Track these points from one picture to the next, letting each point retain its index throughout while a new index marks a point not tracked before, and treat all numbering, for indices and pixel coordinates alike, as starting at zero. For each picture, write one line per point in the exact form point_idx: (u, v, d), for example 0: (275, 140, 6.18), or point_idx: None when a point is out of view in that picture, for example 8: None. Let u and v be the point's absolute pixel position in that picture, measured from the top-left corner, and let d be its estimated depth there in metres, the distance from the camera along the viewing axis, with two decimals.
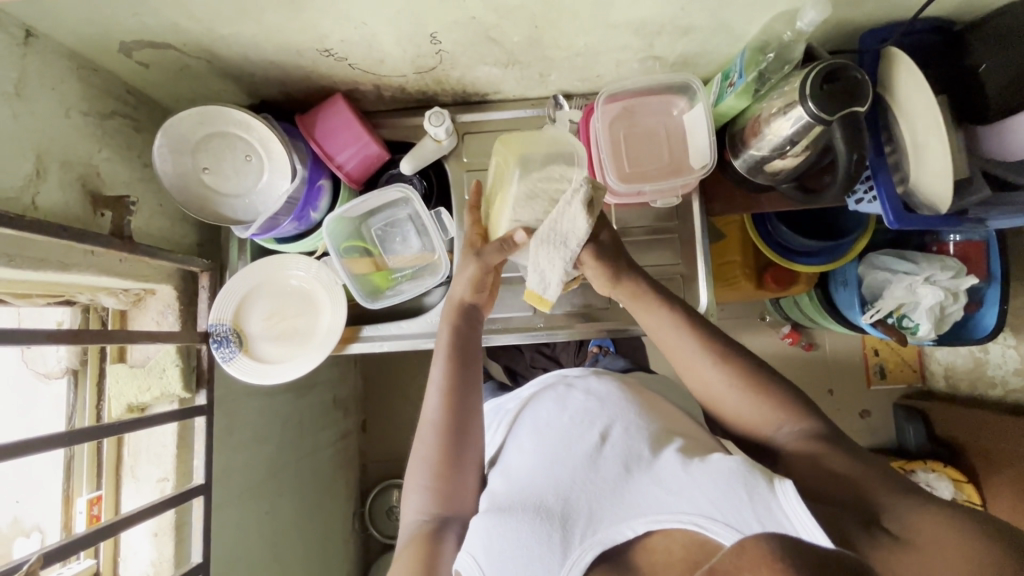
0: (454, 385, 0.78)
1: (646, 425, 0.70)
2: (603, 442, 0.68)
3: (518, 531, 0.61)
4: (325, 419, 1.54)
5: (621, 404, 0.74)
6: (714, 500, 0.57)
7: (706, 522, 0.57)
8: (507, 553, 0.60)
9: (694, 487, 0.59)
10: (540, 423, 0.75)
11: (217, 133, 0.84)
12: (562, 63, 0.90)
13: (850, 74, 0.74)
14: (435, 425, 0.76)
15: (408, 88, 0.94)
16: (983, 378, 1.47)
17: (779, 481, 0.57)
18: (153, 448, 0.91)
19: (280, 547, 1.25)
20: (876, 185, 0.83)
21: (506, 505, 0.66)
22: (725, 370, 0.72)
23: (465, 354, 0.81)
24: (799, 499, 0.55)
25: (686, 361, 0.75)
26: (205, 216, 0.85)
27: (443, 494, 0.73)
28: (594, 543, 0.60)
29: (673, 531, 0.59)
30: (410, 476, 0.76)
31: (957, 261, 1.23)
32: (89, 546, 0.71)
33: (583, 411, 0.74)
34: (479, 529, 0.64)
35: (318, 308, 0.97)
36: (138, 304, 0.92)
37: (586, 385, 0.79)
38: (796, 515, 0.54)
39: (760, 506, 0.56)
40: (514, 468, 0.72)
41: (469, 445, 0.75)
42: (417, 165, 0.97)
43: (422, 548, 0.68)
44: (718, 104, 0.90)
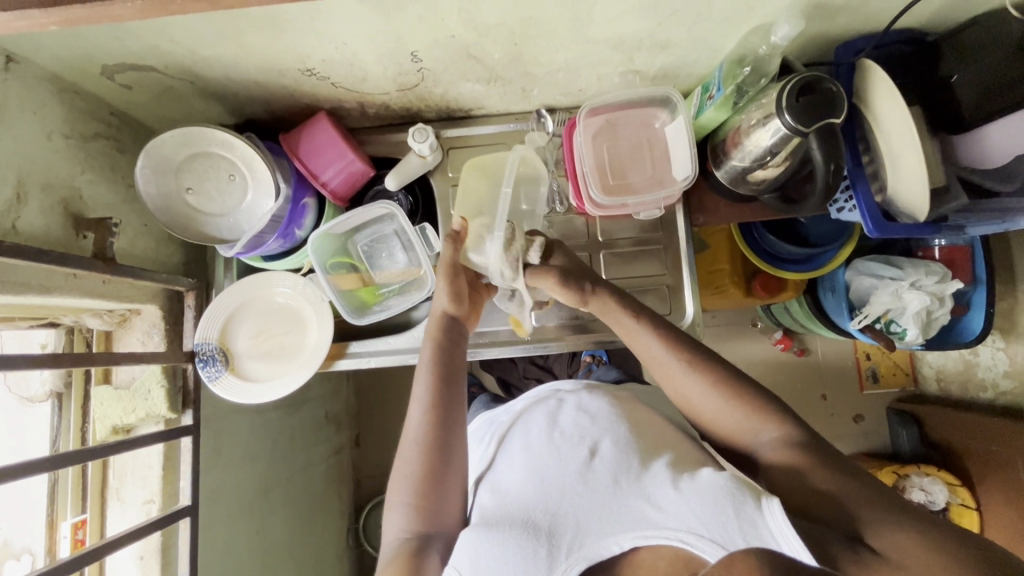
0: (438, 401, 0.76)
1: (636, 440, 0.70)
2: (593, 456, 0.68)
3: (505, 547, 0.61)
4: (318, 435, 1.54)
5: (611, 421, 0.73)
6: (702, 517, 0.57)
7: (693, 539, 0.57)
8: (494, 571, 0.60)
9: (683, 503, 0.59)
10: (531, 437, 0.75)
11: (199, 153, 0.84)
12: (544, 78, 0.91)
13: (825, 86, 0.74)
14: (419, 441, 0.75)
15: (392, 105, 0.95)
16: (974, 382, 1.48)
17: (767, 499, 0.56)
18: (139, 470, 0.90)
19: (271, 566, 1.23)
20: (856, 195, 0.83)
21: (494, 519, 0.66)
22: (708, 379, 0.71)
23: (449, 368, 0.79)
24: (785, 519, 0.55)
25: (668, 373, 0.74)
26: (188, 235, 0.85)
27: (425, 510, 0.72)
28: (579, 558, 0.60)
29: (659, 547, 0.59)
30: (392, 492, 0.74)
31: (942, 266, 1.24)
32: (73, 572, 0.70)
33: (574, 428, 0.73)
34: (466, 544, 0.63)
35: (306, 325, 0.97)
36: (124, 324, 0.92)
37: (577, 400, 0.79)
38: (783, 534, 0.54)
39: (746, 524, 0.56)
40: (503, 483, 0.71)
41: (452, 461, 0.74)
42: (402, 181, 0.97)
43: (403, 566, 0.67)
44: (699, 116, 0.91)
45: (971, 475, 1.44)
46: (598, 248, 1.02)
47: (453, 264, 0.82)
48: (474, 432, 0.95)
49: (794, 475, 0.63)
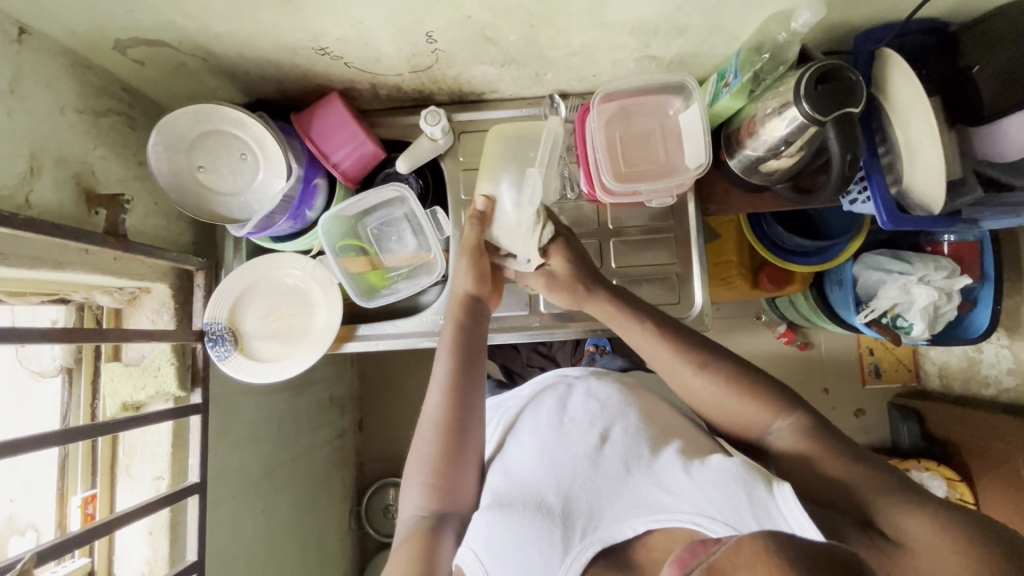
0: (458, 381, 0.78)
1: (645, 427, 0.70)
2: (603, 441, 0.69)
3: (521, 527, 0.62)
4: (321, 418, 1.55)
5: (621, 406, 0.74)
6: (714, 501, 0.57)
7: (705, 521, 0.57)
8: (507, 548, 0.61)
9: (695, 487, 0.59)
10: (540, 421, 0.75)
11: (211, 131, 0.83)
12: (558, 62, 0.90)
13: (845, 75, 0.74)
14: (438, 421, 0.76)
15: (404, 87, 0.94)
16: (976, 378, 1.48)
17: (778, 484, 0.57)
18: (148, 447, 0.90)
19: (275, 545, 1.25)
20: (870, 184, 0.83)
21: (506, 501, 0.67)
22: (716, 380, 0.72)
23: (470, 350, 0.81)
24: (798, 503, 0.55)
25: (677, 375, 0.75)
26: (199, 214, 0.84)
27: (441, 488, 0.73)
28: (593, 541, 0.61)
29: (673, 530, 0.59)
30: (410, 470, 0.76)
31: (952, 261, 1.23)
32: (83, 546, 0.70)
33: (584, 414, 0.74)
34: (481, 523, 0.65)
35: (315, 306, 0.97)
36: (133, 302, 0.92)
37: (586, 386, 0.79)
38: (795, 519, 0.54)
39: (759, 509, 0.56)
40: (513, 466, 0.72)
41: (471, 441, 0.76)
42: (413, 164, 0.97)
43: (421, 545, 0.68)
44: (714, 104, 0.90)
45: (971, 470, 1.46)
46: (607, 235, 1.02)
47: (476, 247, 0.85)
48: None
49: (808, 465, 0.63)
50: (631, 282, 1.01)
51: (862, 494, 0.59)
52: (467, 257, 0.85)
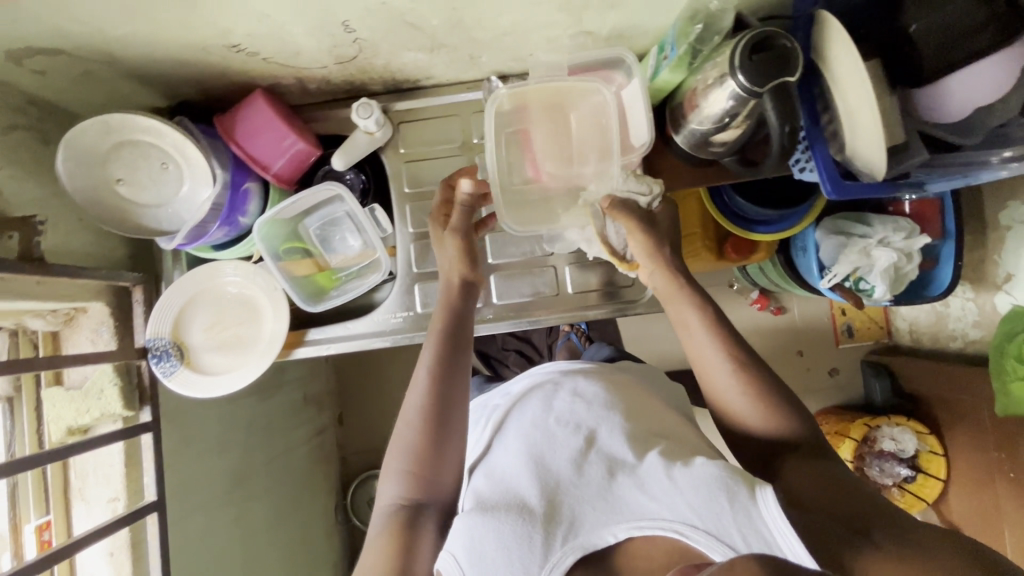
0: (441, 376, 0.74)
1: (631, 428, 0.74)
2: (590, 446, 0.72)
3: (503, 534, 0.63)
4: (297, 418, 1.55)
5: (608, 406, 0.76)
6: (697, 510, 0.62)
7: (687, 530, 0.61)
8: (487, 555, 0.63)
9: (679, 494, 0.63)
10: (528, 423, 0.77)
11: (127, 142, 0.78)
12: (490, 43, 0.86)
13: (781, 42, 0.71)
14: (418, 414, 0.73)
15: (333, 79, 0.90)
16: (944, 332, 1.51)
17: (760, 489, 0.61)
18: (100, 469, 0.88)
19: (254, 549, 1.25)
20: (815, 155, 0.80)
21: (487, 505, 0.68)
22: (742, 380, 0.72)
23: (456, 333, 0.78)
24: (780, 514, 0.59)
25: (710, 366, 0.74)
26: (125, 230, 0.80)
27: (421, 476, 0.72)
28: (573, 548, 0.63)
29: (655, 538, 0.63)
30: (390, 456, 0.74)
31: (910, 221, 1.23)
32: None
33: (569, 414, 0.76)
34: (461, 530, 0.66)
35: (261, 315, 0.94)
36: (70, 323, 0.89)
37: (575, 386, 0.81)
38: (778, 527, 0.59)
39: (743, 516, 0.60)
40: (497, 467, 0.74)
41: (454, 429, 0.74)
42: (350, 161, 0.93)
43: (398, 537, 0.69)
44: (654, 78, 0.87)
45: (940, 423, 1.48)
46: None
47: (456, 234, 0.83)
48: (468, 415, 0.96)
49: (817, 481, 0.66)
50: (583, 266, 0.98)
51: (854, 505, 0.63)
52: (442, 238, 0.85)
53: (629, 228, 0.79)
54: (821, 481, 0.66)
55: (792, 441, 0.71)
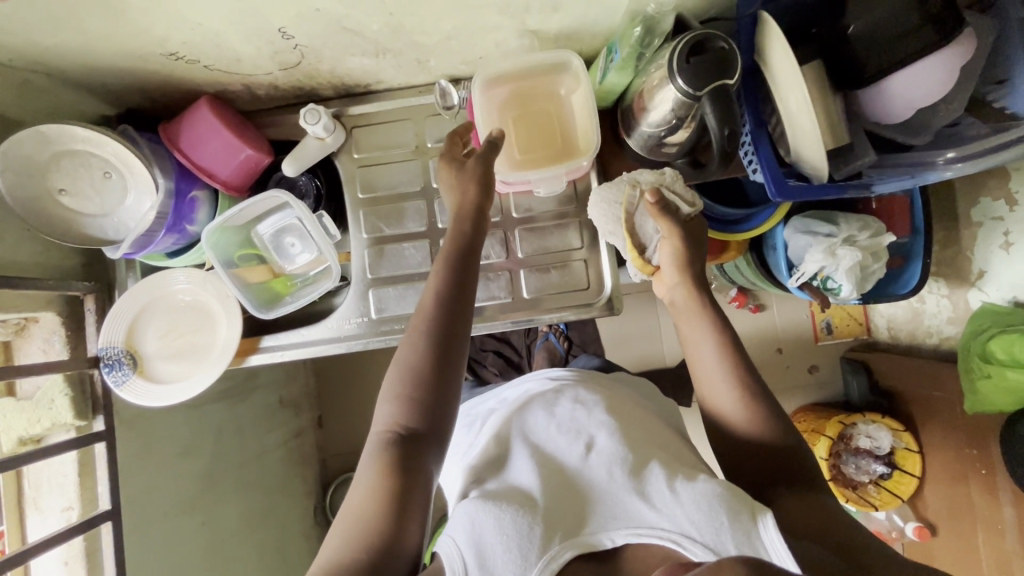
0: (443, 319, 0.72)
1: (631, 435, 0.77)
2: (589, 451, 0.76)
3: (505, 525, 0.67)
4: (271, 421, 1.55)
5: (606, 415, 0.80)
6: (696, 524, 0.64)
7: (685, 541, 0.64)
8: (490, 538, 0.66)
9: (679, 506, 0.66)
10: (532, 430, 0.81)
11: (65, 152, 0.78)
12: (436, 48, 0.85)
13: (717, 44, 0.71)
14: (417, 350, 0.72)
15: (281, 84, 0.89)
16: (921, 329, 1.51)
17: (761, 514, 0.63)
18: (55, 478, 0.88)
19: (225, 553, 1.26)
20: (758, 156, 0.78)
21: (490, 495, 0.72)
22: (740, 396, 0.75)
23: (466, 265, 0.76)
24: (778, 534, 0.61)
25: (711, 381, 0.77)
26: (69, 240, 0.80)
27: (422, 405, 0.70)
28: (571, 545, 0.67)
29: (651, 544, 0.66)
30: (387, 381, 0.73)
31: (879, 222, 1.22)
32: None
33: (571, 421, 0.80)
34: (464, 515, 0.69)
35: (215, 322, 0.94)
36: (21, 333, 0.89)
37: (574, 394, 0.85)
38: (771, 544, 0.61)
39: (739, 531, 0.62)
40: (503, 471, 0.77)
41: (456, 361, 0.72)
42: (301, 167, 0.92)
43: (392, 463, 0.67)
44: (602, 83, 0.86)
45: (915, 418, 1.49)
46: (513, 225, 0.98)
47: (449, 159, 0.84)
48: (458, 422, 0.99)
49: (806, 510, 0.68)
50: (538, 269, 0.97)
51: (832, 527, 0.67)
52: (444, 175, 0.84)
53: (669, 231, 0.79)
54: (806, 505, 0.69)
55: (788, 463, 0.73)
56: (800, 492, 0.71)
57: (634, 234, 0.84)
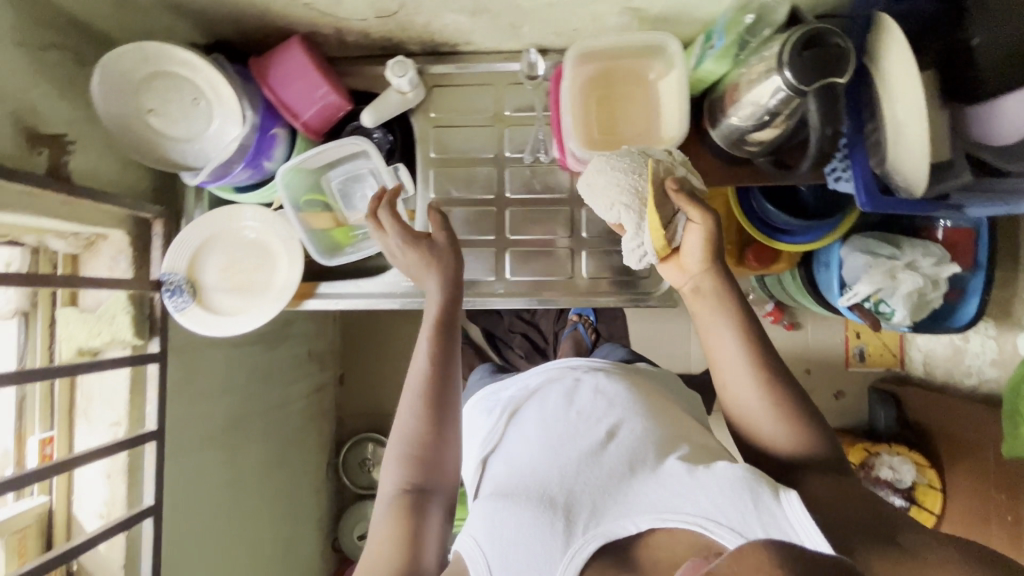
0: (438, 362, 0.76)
1: (651, 426, 0.73)
2: (609, 439, 0.71)
3: (522, 518, 0.64)
4: (298, 371, 1.57)
5: (629, 403, 0.76)
6: (721, 507, 0.60)
7: (710, 525, 0.59)
8: (509, 537, 0.64)
9: (701, 489, 0.62)
10: (546, 413, 0.77)
11: (161, 73, 0.78)
12: (534, 13, 0.84)
13: (832, 40, 0.69)
14: (414, 403, 0.74)
15: (372, 33, 0.89)
16: (959, 368, 1.47)
17: (784, 491, 0.59)
18: (106, 392, 0.90)
19: (244, 490, 1.28)
20: (852, 165, 0.78)
21: (507, 491, 0.69)
22: (766, 393, 0.69)
23: (451, 319, 0.78)
24: (803, 509, 0.57)
25: (734, 375, 0.70)
26: (152, 161, 0.81)
27: (426, 461, 0.72)
28: (596, 535, 0.62)
29: (677, 531, 0.61)
30: (392, 444, 0.74)
31: (942, 248, 1.20)
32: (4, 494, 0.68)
33: (588, 408, 0.76)
34: (486, 513, 0.68)
35: (276, 263, 0.95)
36: (90, 248, 0.90)
37: (594, 382, 0.80)
38: (801, 525, 0.57)
39: (766, 513, 0.58)
40: (517, 457, 0.74)
41: (452, 414, 0.75)
42: (379, 118, 0.92)
43: (404, 520, 0.68)
44: (697, 68, 0.84)
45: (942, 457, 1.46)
46: (579, 204, 0.97)
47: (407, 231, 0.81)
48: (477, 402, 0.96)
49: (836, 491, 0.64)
50: (601, 252, 0.96)
51: (862, 506, 0.63)
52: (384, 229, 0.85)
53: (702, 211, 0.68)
54: (833, 486, 0.64)
55: (817, 456, 0.68)
56: (826, 476, 0.66)
57: (656, 215, 0.70)
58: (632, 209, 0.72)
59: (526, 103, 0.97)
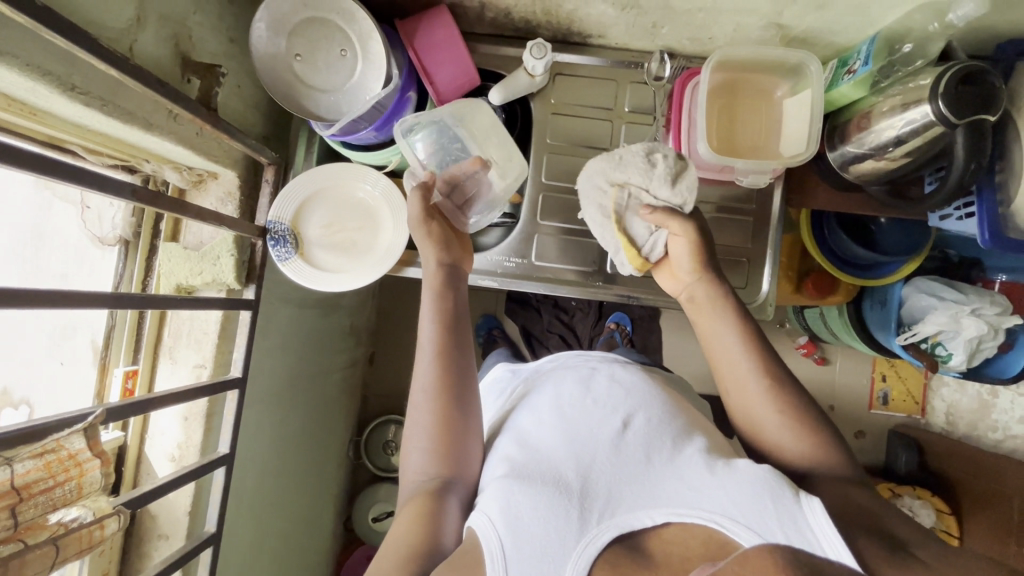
0: (446, 349, 0.76)
1: (670, 420, 0.70)
2: (625, 428, 0.68)
3: (537, 500, 0.61)
4: (342, 342, 1.54)
5: (645, 395, 0.73)
6: (738, 504, 0.57)
7: (728, 523, 0.57)
8: (524, 521, 0.59)
9: (719, 487, 0.60)
10: (563, 399, 0.74)
11: (317, 19, 0.79)
12: (681, 15, 0.86)
13: (988, 79, 0.71)
14: (430, 392, 0.74)
15: (514, 13, 0.90)
16: (984, 422, 1.51)
17: (805, 495, 0.57)
18: (194, 333, 0.88)
19: (285, 455, 1.25)
20: (977, 202, 0.80)
21: (522, 470, 0.66)
22: (776, 402, 0.70)
23: (455, 314, 0.78)
24: (827, 518, 0.54)
25: (743, 381, 0.72)
26: (289, 105, 0.80)
27: (443, 455, 0.71)
28: (610, 527, 0.59)
29: (693, 527, 0.58)
30: (410, 438, 0.74)
31: (1006, 299, 1.23)
32: (125, 417, 0.65)
33: (607, 397, 0.73)
34: (497, 494, 0.63)
35: (380, 225, 0.93)
36: (198, 186, 0.89)
37: (611, 371, 0.78)
38: (824, 533, 0.54)
39: (786, 518, 0.55)
40: (531, 437, 0.71)
41: (467, 410, 0.74)
42: (506, 97, 0.92)
43: (420, 509, 0.66)
44: (830, 90, 0.87)
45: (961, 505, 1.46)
46: None
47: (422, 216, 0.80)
48: (494, 378, 0.97)
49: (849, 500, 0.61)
50: None
51: (886, 522, 0.59)
52: (418, 230, 0.80)
53: (680, 230, 0.75)
54: (849, 497, 0.61)
55: (831, 470, 0.66)
56: (839, 484, 0.64)
57: (629, 235, 0.80)
58: (601, 224, 0.83)
59: (645, 104, 0.98)
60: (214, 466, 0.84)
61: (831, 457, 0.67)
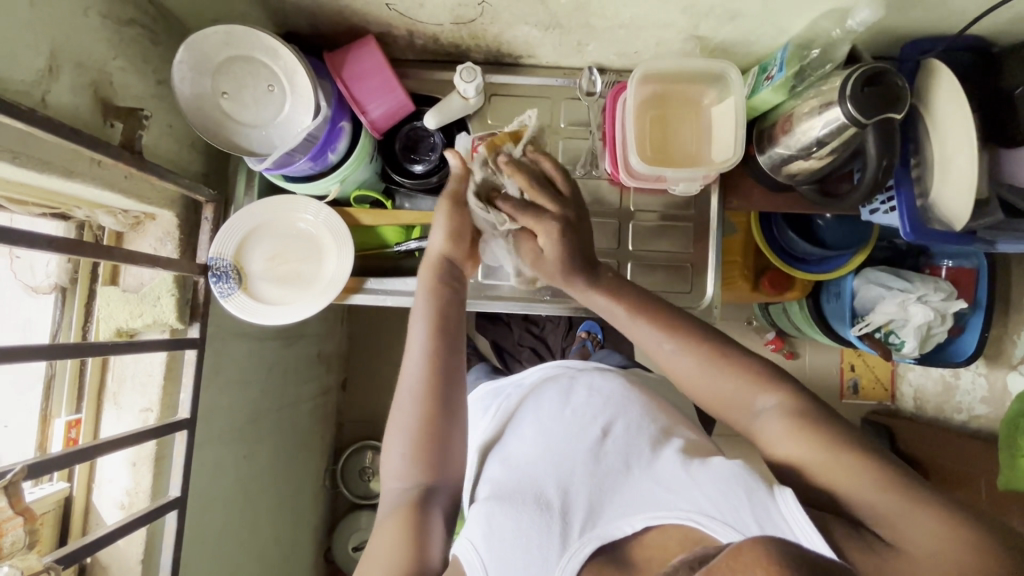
0: (438, 353, 0.72)
1: (649, 424, 0.69)
2: (604, 438, 0.68)
3: (521, 523, 0.60)
4: (310, 371, 1.53)
5: (623, 402, 0.73)
6: (712, 498, 0.55)
7: (705, 520, 0.55)
8: (512, 546, 0.58)
9: (695, 485, 0.58)
10: (543, 415, 0.74)
11: (240, 57, 0.80)
12: (603, 33, 0.89)
13: (891, 80, 0.74)
14: (418, 396, 0.70)
15: (442, 39, 0.92)
16: (949, 404, 1.48)
17: (779, 486, 0.54)
18: (137, 377, 0.87)
19: (251, 491, 1.23)
20: (897, 196, 0.84)
21: (505, 493, 0.64)
22: (697, 354, 0.67)
23: (451, 317, 0.74)
24: (801, 508, 0.51)
25: (656, 348, 0.70)
26: (220, 144, 0.81)
27: (427, 463, 0.68)
28: (591, 538, 0.58)
29: (669, 528, 0.56)
30: (389, 441, 0.71)
31: (950, 285, 1.27)
32: (63, 469, 0.64)
33: (584, 408, 0.73)
34: (478, 517, 0.62)
35: (324, 254, 0.93)
36: (136, 228, 0.88)
37: (590, 380, 0.78)
38: (799, 525, 0.51)
39: (760, 510, 0.52)
40: (514, 457, 0.70)
41: (455, 415, 0.71)
42: (441, 121, 0.92)
43: (407, 521, 0.63)
44: (752, 97, 0.90)
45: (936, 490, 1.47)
46: (627, 219, 1.00)
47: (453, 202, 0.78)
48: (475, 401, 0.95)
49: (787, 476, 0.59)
50: (645, 267, 0.99)
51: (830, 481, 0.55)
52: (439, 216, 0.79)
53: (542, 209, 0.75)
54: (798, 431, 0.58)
55: (780, 400, 0.62)
56: (796, 422, 0.59)
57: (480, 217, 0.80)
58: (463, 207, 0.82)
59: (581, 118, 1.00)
60: (164, 510, 0.82)
61: (766, 386, 0.64)
